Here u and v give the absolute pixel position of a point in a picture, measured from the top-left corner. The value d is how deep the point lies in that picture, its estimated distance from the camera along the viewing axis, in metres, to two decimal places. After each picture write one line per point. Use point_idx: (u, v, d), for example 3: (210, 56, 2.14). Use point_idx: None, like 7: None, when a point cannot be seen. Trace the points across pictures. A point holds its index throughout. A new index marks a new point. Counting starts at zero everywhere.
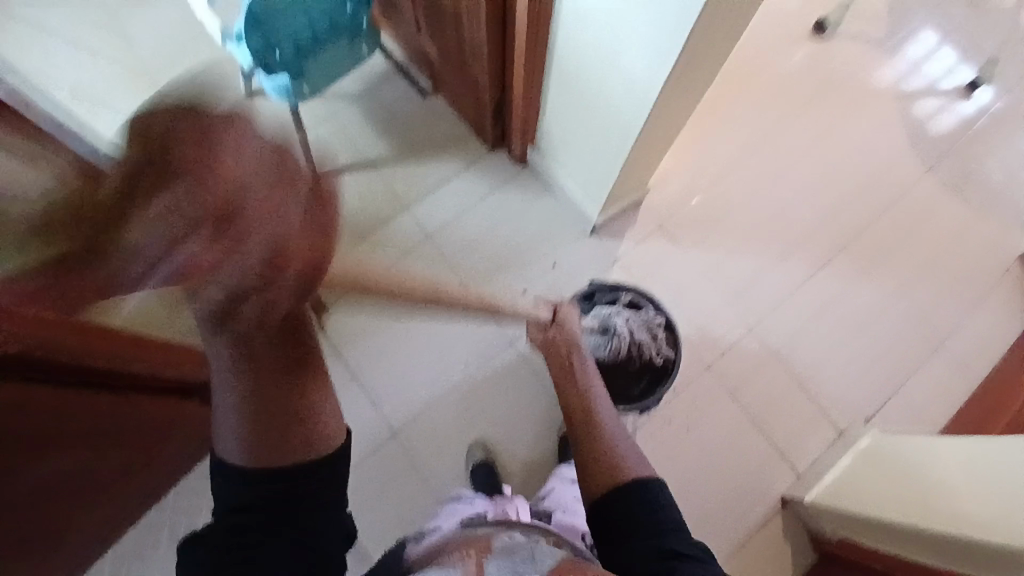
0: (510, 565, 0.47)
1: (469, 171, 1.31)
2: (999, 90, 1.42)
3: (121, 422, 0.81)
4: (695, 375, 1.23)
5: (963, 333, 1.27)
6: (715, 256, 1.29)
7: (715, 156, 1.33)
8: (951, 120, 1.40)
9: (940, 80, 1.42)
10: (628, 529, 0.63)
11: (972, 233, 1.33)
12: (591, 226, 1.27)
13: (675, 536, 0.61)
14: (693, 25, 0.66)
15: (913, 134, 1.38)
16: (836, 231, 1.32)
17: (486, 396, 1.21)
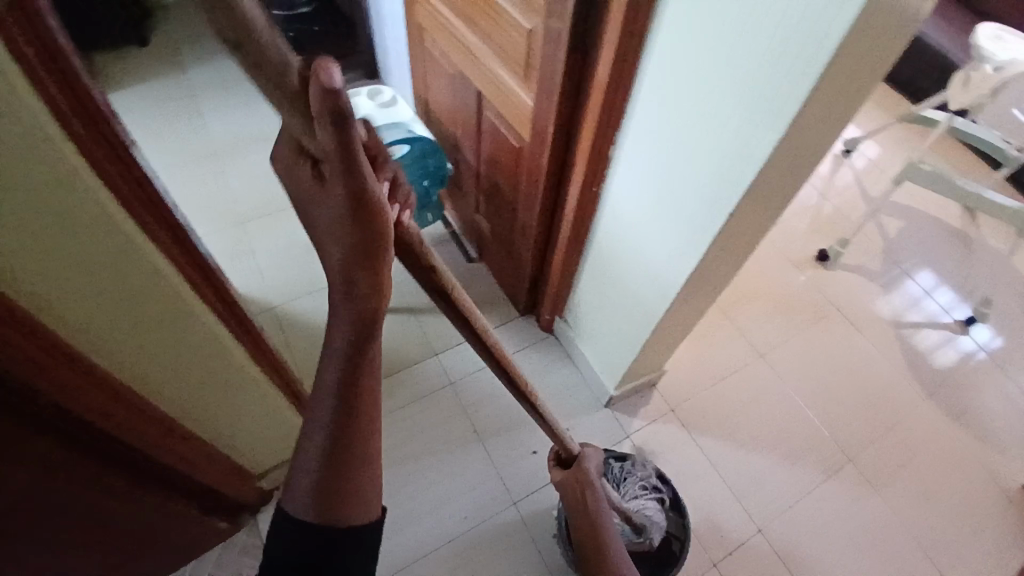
0: None
1: (499, 330, 1.42)
2: (990, 333, 1.55)
3: (117, 511, 0.82)
4: (699, 570, 1.18)
5: (979, 568, 1.23)
6: (724, 447, 1.31)
7: (727, 353, 1.44)
8: (950, 355, 1.50)
9: (940, 315, 1.56)
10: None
11: (979, 462, 1.35)
12: (605, 398, 1.32)
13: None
14: (716, 236, 0.79)
15: (916, 360, 1.48)
16: (843, 440, 1.35)
17: (480, 556, 1.17)
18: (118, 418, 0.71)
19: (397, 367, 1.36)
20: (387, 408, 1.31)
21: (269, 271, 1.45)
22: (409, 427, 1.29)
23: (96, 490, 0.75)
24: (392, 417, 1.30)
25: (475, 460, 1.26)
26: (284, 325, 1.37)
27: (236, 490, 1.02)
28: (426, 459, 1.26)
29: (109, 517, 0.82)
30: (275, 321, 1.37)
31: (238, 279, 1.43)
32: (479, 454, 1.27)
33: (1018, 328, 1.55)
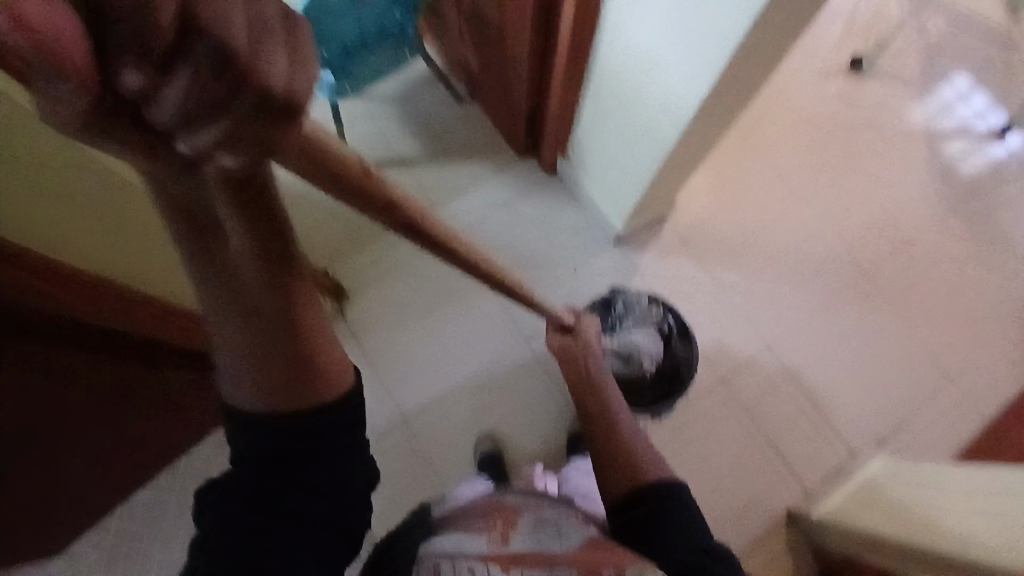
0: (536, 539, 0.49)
1: (499, 175, 1.35)
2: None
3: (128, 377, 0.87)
4: (709, 390, 1.23)
5: (981, 370, 1.26)
6: (736, 275, 1.30)
7: (741, 179, 1.36)
8: (979, 162, 1.40)
9: (972, 122, 1.43)
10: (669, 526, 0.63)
11: (995, 271, 1.33)
12: (614, 237, 1.29)
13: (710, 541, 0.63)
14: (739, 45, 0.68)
15: (942, 170, 1.39)
16: (856, 258, 1.32)
17: (500, 392, 1.23)
18: (61, 294, 0.69)
19: None
20: (392, 265, 1.30)
21: None
22: (416, 281, 1.29)
23: (78, 367, 0.77)
24: (401, 271, 1.30)
25: (485, 307, 1.27)
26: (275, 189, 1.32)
27: None
28: (437, 310, 1.27)
29: (106, 393, 0.85)
30: None
31: None
32: (489, 301, 1.28)
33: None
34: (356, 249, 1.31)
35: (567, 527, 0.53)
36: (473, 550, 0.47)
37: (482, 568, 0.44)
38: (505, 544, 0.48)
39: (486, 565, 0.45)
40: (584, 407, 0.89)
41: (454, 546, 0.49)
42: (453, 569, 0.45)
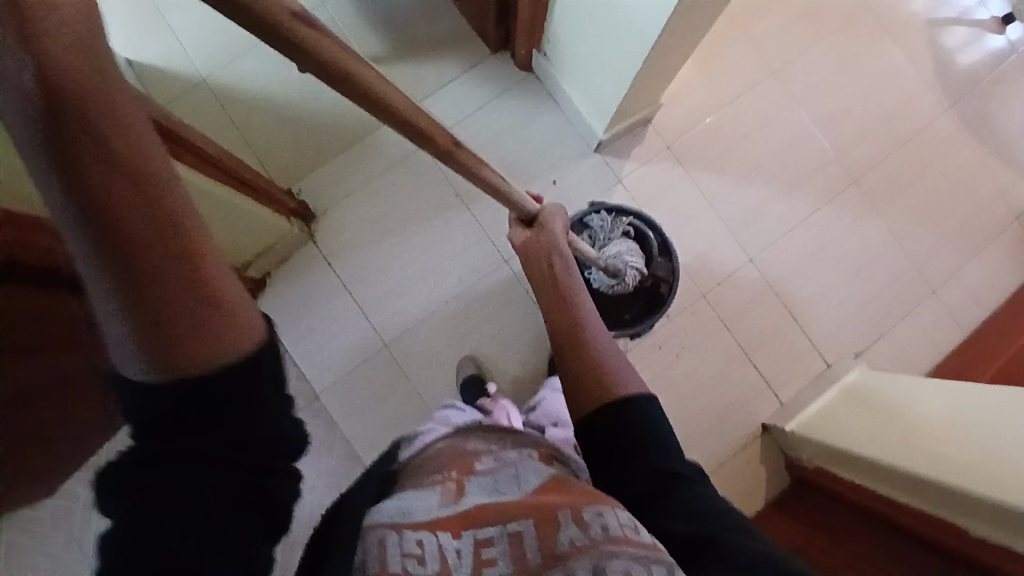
0: (492, 487, 0.53)
1: (468, 75, 1.22)
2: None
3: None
4: (690, 304, 1.21)
5: (963, 277, 1.25)
6: (722, 183, 1.23)
7: (732, 76, 1.24)
8: (976, 55, 1.30)
9: (974, 11, 1.31)
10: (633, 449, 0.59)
11: (989, 176, 1.27)
12: (595, 143, 1.20)
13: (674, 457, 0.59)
14: None
15: (947, 63, 1.28)
16: (848, 163, 1.25)
17: (479, 312, 1.19)
18: None
19: (360, 134, 1.21)
20: (358, 180, 1.21)
21: (184, 29, 1.20)
22: (384, 198, 1.20)
23: None
24: (369, 188, 1.21)
25: (460, 226, 1.20)
26: (223, 99, 1.19)
27: None
28: (409, 229, 1.20)
29: None
30: (211, 95, 1.20)
31: (150, 45, 1.20)
32: (464, 219, 1.20)
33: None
34: (318, 165, 1.21)
35: (525, 467, 0.55)
36: (424, 513, 0.50)
37: (432, 534, 0.47)
38: (458, 497, 0.51)
39: (435, 532, 0.48)
40: (549, 323, 0.80)
41: (406, 504, 0.52)
42: (401, 537, 0.47)
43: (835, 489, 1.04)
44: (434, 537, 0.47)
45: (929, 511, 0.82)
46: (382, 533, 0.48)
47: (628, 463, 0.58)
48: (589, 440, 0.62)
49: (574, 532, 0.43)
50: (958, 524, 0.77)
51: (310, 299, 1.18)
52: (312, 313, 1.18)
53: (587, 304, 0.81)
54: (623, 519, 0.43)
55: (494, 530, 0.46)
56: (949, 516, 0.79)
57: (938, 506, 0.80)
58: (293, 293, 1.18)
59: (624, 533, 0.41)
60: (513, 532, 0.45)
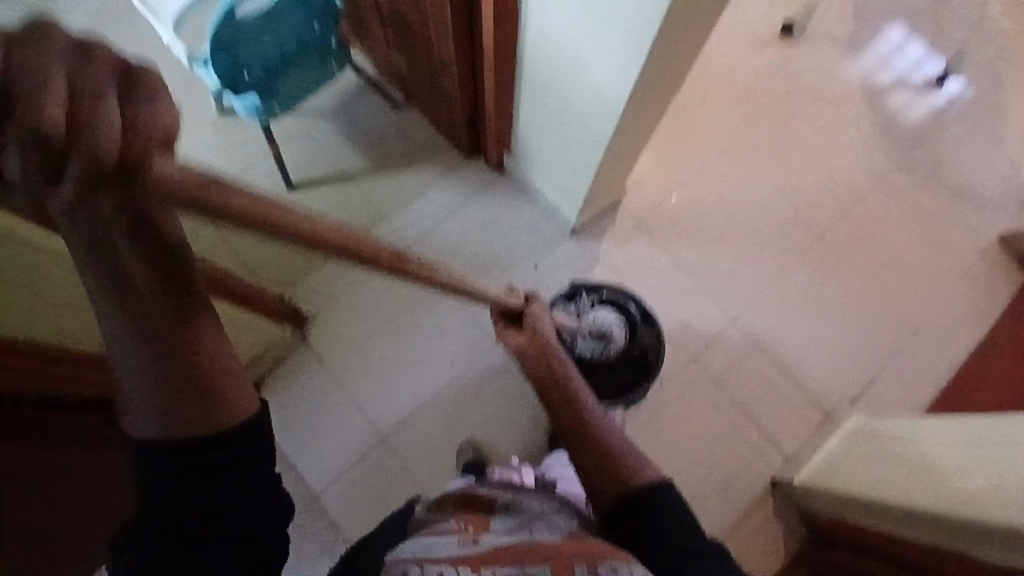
0: (515, 529, 0.50)
1: (447, 178, 1.34)
2: (968, 82, 1.53)
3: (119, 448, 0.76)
4: (678, 370, 1.27)
5: (936, 318, 1.35)
6: (692, 253, 1.34)
7: (689, 157, 1.41)
8: (916, 110, 1.50)
9: (910, 72, 1.53)
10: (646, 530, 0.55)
11: (946, 219, 1.43)
12: (569, 228, 1.30)
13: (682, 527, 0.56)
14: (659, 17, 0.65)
15: (890, 121, 1.49)
16: (810, 222, 1.39)
17: (473, 401, 1.21)
18: None
19: None
20: (343, 284, 1.27)
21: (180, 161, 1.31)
22: (373, 293, 1.26)
23: None
24: (356, 293, 1.26)
25: (448, 314, 1.25)
26: None
27: None
28: (399, 324, 1.24)
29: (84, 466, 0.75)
30: None
31: None
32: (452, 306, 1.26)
33: (992, 81, 1.53)
34: (309, 272, 1.27)
35: (546, 522, 0.52)
36: (442, 551, 0.46)
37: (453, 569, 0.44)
38: (476, 538, 0.48)
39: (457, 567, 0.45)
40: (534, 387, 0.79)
41: (423, 544, 0.48)
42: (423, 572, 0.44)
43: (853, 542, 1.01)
44: (401, 552, 0.48)
45: (924, 544, 0.85)
46: (404, 568, 0.45)
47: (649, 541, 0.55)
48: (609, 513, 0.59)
49: (511, 524, 0.52)
50: (953, 556, 0.80)
51: (299, 401, 1.20)
52: (303, 415, 1.19)
53: (577, 385, 0.77)
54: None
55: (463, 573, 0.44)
56: (947, 547, 0.80)
57: (942, 539, 0.81)
58: (285, 400, 1.20)
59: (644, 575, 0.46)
60: (500, 526, 0.51)
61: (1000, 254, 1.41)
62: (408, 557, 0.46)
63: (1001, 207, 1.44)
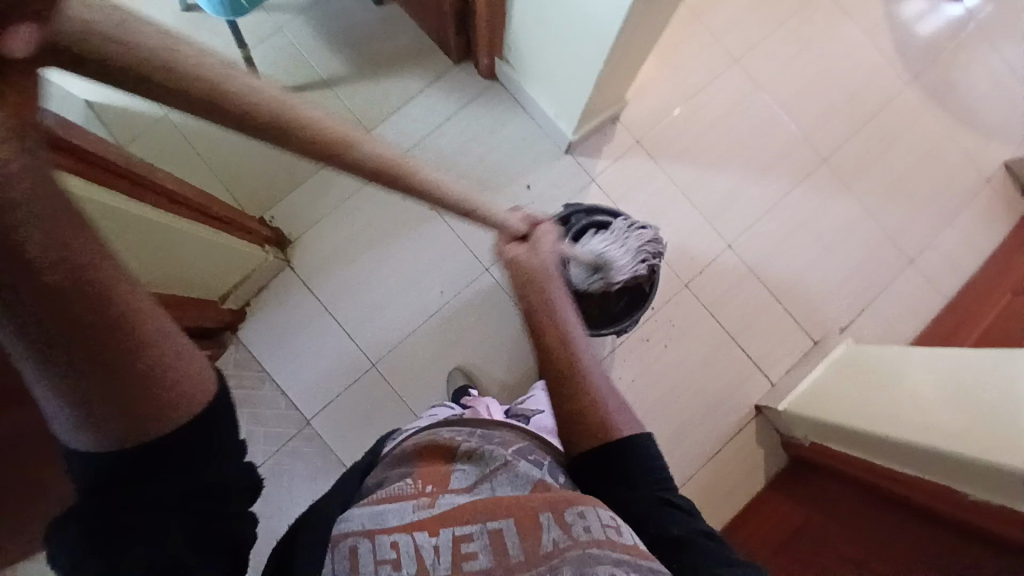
0: (464, 497, 0.51)
1: (435, 87, 1.24)
2: None
3: None
4: (671, 295, 1.25)
5: (933, 247, 1.33)
6: (692, 174, 1.28)
7: (695, 67, 1.30)
8: (940, 19, 1.39)
9: None
10: (633, 479, 0.55)
11: (955, 141, 1.37)
12: (565, 145, 1.23)
13: (665, 486, 0.55)
14: None
15: (911, 31, 1.38)
16: (817, 143, 1.33)
17: (465, 323, 1.19)
18: None
19: None
20: (328, 204, 1.21)
21: None
22: (359, 213, 1.21)
23: None
24: (341, 212, 1.21)
25: (439, 236, 1.20)
26: (186, 130, 1.20)
27: (202, 316, 1.02)
28: (386, 246, 1.20)
29: None
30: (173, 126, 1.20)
31: None
32: (441, 228, 1.21)
33: None
34: (290, 188, 1.21)
35: (501, 485, 0.52)
36: (395, 518, 0.48)
37: (408, 536, 0.47)
38: (433, 501, 0.50)
39: (413, 533, 0.47)
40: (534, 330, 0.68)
41: (374, 510, 0.49)
42: (375, 543, 0.46)
43: (832, 465, 1.05)
44: (349, 522, 0.49)
45: (903, 472, 0.87)
46: (354, 542, 0.46)
47: (640, 491, 0.54)
48: (587, 460, 0.57)
49: (471, 477, 0.54)
50: (930, 482, 0.83)
51: (288, 323, 1.17)
52: (292, 337, 1.17)
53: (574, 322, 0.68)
54: (603, 516, 0.48)
55: (419, 535, 0.47)
56: (932, 479, 0.82)
57: (927, 472, 0.83)
58: (272, 323, 1.17)
59: (607, 534, 0.46)
60: (457, 484, 0.53)
61: (1003, 180, 1.37)
62: (358, 529, 0.47)
63: (1008, 131, 1.39)
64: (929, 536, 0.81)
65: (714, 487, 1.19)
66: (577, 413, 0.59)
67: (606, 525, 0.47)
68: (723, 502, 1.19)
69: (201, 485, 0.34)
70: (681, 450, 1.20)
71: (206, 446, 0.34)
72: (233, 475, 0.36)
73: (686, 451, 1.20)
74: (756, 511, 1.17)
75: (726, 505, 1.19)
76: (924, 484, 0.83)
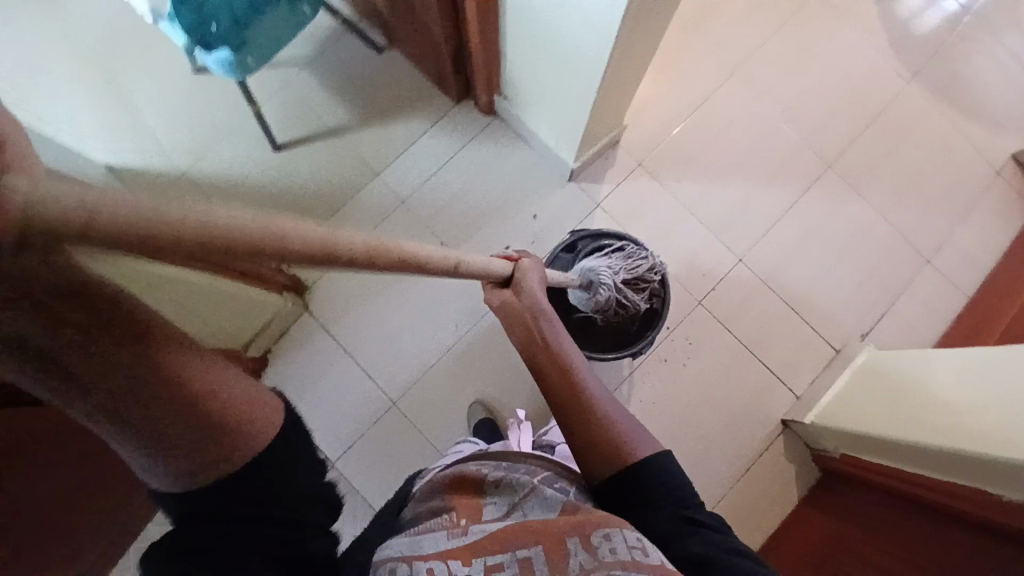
0: (496, 526, 0.51)
1: (437, 127, 1.28)
2: None
3: None
4: (685, 312, 1.25)
5: (949, 244, 1.31)
6: (696, 190, 1.29)
7: (691, 85, 1.32)
8: (932, 18, 1.40)
9: None
10: (647, 501, 0.55)
11: (961, 137, 1.36)
12: (568, 173, 1.25)
13: (681, 500, 0.55)
14: None
15: (905, 32, 1.38)
16: (820, 149, 1.33)
17: (481, 354, 1.20)
18: None
19: (340, 197, 1.26)
20: None
21: (159, 129, 1.26)
22: None
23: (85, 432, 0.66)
24: None
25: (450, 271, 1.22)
26: (203, 187, 1.25)
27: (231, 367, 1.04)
28: (400, 284, 1.22)
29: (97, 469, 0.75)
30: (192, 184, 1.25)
31: (129, 149, 1.26)
32: None
33: None
34: None
35: (532, 511, 0.52)
36: (430, 546, 0.49)
37: (443, 562, 0.47)
38: (466, 530, 0.51)
39: (447, 560, 0.48)
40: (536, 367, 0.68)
41: (410, 539, 0.51)
42: (412, 568, 0.47)
43: (864, 476, 1.03)
44: (389, 550, 0.51)
45: (936, 479, 0.85)
46: (392, 566, 0.48)
47: (657, 512, 0.54)
48: (602, 485, 0.57)
49: (502, 509, 0.54)
50: (962, 487, 0.80)
51: (308, 367, 1.19)
52: (313, 380, 1.19)
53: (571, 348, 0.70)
54: (631, 536, 0.47)
55: (453, 562, 0.47)
56: (964, 484, 0.80)
57: (961, 477, 0.81)
58: (293, 368, 1.19)
59: (633, 554, 0.45)
60: (491, 514, 0.53)
61: (1014, 171, 1.36)
62: (397, 555, 0.49)
63: (1014, 122, 1.38)
64: (966, 542, 0.78)
65: (745, 505, 1.17)
66: (587, 438, 0.59)
67: (634, 544, 0.46)
68: (756, 520, 1.17)
69: (274, 513, 0.38)
70: (708, 469, 1.18)
71: (282, 476, 0.38)
72: (306, 499, 0.40)
73: (714, 469, 1.18)
74: (791, 527, 1.14)
75: (759, 523, 1.17)
76: (957, 490, 0.81)
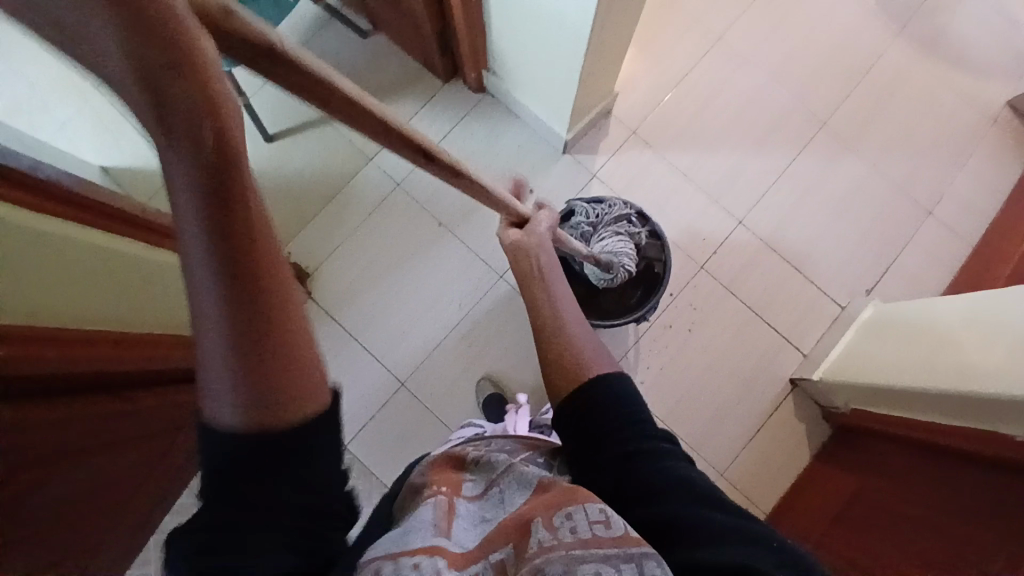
0: (478, 514, 0.50)
1: (429, 107, 1.28)
2: None
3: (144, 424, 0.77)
4: (687, 279, 1.24)
5: (950, 193, 1.30)
6: (690, 156, 1.28)
7: (677, 52, 1.31)
8: None
9: None
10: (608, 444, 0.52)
11: (955, 84, 1.34)
12: (563, 146, 1.25)
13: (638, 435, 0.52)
14: None
15: None
16: (813, 108, 1.31)
17: (488, 333, 1.20)
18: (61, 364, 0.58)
19: (336, 186, 1.26)
20: (341, 235, 1.24)
21: None
22: (372, 239, 1.24)
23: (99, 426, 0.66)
24: (355, 240, 1.24)
25: (451, 252, 1.22)
26: None
27: None
28: (402, 267, 1.22)
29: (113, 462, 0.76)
30: None
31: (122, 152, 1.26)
32: (453, 244, 1.23)
33: None
34: (305, 224, 1.25)
35: (510, 490, 0.52)
36: (417, 540, 0.45)
37: (428, 558, 0.42)
38: (449, 527, 0.48)
39: (431, 556, 0.42)
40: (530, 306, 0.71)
41: (395, 537, 0.46)
42: (397, 565, 0.41)
43: (876, 427, 1.03)
44: (375, 549, 0.45)
45: (952, 424, 0.85)
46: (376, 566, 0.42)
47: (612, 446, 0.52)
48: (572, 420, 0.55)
49: (478, 488, 0.54)
50: (978, 428, 0.80)
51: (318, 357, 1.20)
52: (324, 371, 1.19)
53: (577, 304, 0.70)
54: (591, 509, 0.43)
55: (437, 562, 0.42)
56: (983, 425, 0.80)
57: (977, 420, 0.80)
58: None
59: (594, 533, 0.42)
60: (467, 495, 0.53)
61: (1011, 115, 1.34)
62: (381, 554, 0.43)
63: (1007, 65, 1.35)
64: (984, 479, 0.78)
65: (760, 467, 1.17)
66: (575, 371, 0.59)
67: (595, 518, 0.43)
68: (772, 482, 1.17)
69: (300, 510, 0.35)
70: (721, 434, 1.18)
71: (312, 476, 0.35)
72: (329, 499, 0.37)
73: (727, 434, 1.18)
74: (806, 485, 1.14)
75: (775, 484, 1.17)
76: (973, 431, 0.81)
